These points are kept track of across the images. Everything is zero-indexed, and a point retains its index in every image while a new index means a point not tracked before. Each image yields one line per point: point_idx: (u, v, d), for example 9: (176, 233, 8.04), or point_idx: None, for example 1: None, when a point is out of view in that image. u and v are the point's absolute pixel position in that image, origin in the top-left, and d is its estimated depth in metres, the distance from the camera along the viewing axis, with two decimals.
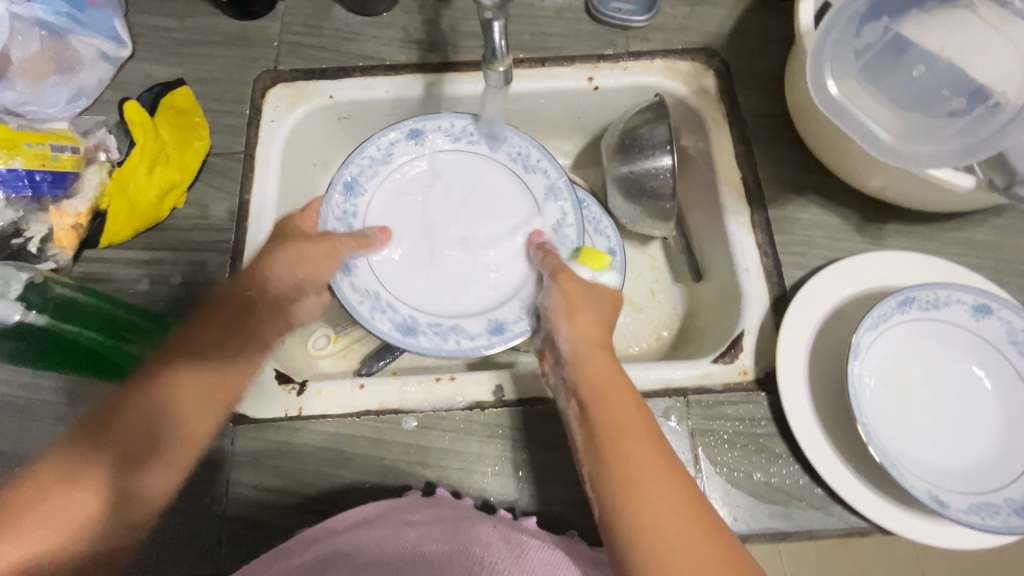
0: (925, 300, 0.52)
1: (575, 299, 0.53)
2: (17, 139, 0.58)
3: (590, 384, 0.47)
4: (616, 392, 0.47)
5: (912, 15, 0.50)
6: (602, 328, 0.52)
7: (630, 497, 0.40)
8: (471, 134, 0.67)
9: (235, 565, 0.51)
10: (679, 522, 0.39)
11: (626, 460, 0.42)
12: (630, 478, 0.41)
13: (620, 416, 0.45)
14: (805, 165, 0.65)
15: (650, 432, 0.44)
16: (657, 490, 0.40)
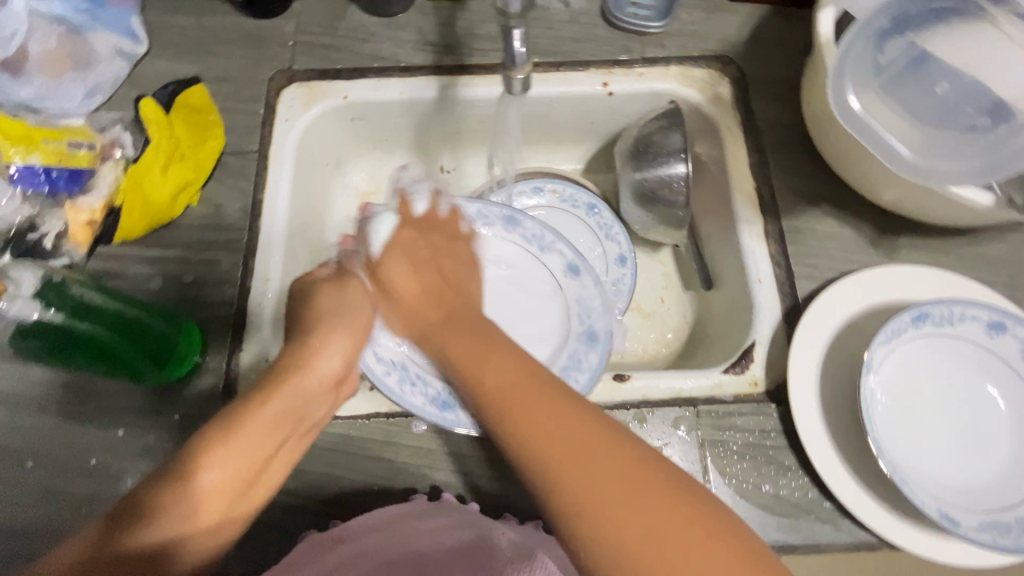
0: (939, 315, 0.52)
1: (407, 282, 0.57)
2: (35, 136, 0.60)
3: (447, 348, 0.50)
4: (476, 347, 0.48)
5: (936, 29, 0.50)
6: (414, 295, 0.56)
7: (578, 485, 0.36)
8: (486, 216, 0.67)
9: (242, 564, 0.52)
10: (602, 461, 0.37)
11: (511, 413, 0.42)
12: (525, 431, 0.40)
13: (491, 373, 0.45)
14: (819, 177, 0.64)
15: (525, 374, 0.44)
16: (554, 433, 0.39)
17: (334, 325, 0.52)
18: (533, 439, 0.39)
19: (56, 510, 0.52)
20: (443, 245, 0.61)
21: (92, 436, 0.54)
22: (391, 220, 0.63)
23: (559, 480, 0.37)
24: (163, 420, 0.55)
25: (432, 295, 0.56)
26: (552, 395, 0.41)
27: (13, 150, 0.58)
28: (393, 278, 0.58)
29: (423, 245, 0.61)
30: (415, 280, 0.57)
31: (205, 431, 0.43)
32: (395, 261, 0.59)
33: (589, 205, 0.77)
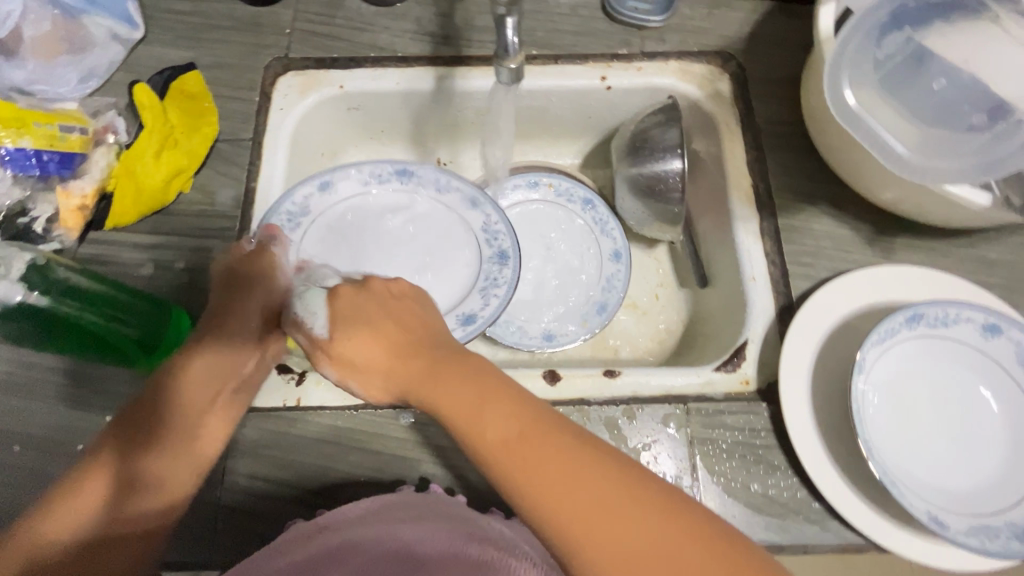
0: (933, 316, 0.51)
1: (362, 330, 0.45)
2: (26, 118, 0.58)
3: (436, 401, 0.40)
4: (471, 391, 0.39)
5: (936, 26, 0.49)
6: (375, 362, 0.45)
7: (610, 553, 0.33)
8: (380, 175, 0.68)
9: (225, 552, 0.51)
10: (632, 524, 0.34)
11: (524, 473, 0.36)
12: (544, 498, 0.35)
13: (491, 430, 0.37)
14: (817, 175, 0.64)
15: (531, 422, 0.37)
16: (575, 497, 0.34)
17: (255, 287, 0.55)
18: (554, 508, 0.34)
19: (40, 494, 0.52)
20: (397, 294, 0.48)
21: (78, 421, 0.54)
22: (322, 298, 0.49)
23: (589, 553, 0.33)
24: None
25: (402, 351, 0.44)
26: (568, 446, 0.36)
27: (4, 133, 0.57)
28: (343, 339, 0.46)
29: (377, 302, 0.47)
30: (374, 348, 0.45)
31: (148, 394, 0.47)
32: (342, 329, 0.46)
33: (585, 199, 0.77)
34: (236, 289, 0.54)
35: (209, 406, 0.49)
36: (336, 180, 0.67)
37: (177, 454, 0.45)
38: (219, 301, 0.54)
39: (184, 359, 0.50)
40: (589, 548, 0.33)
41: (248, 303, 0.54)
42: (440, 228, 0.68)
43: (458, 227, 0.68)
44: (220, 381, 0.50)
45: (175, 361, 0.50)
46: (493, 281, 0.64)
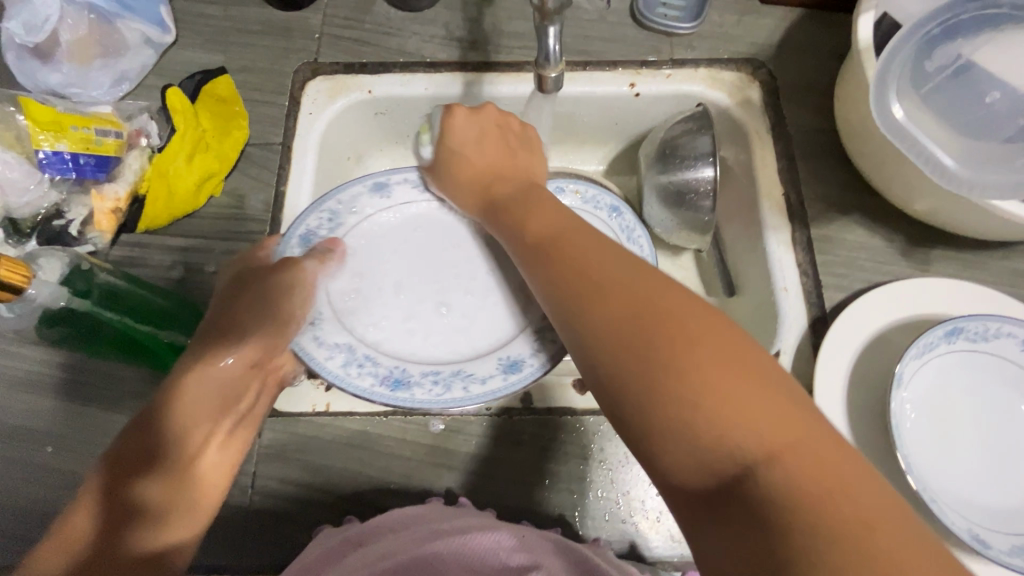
0: (973, 331, 0.50)
1: (468, 146, 0.61)
2: (64, 122, 0.59)
3: (509, 208, 0.55)
4: (533, 210, 0.53)
5: (986, 37, 0.48)
6: (474, 168, 0.61)
7: (609, 310, 0.41)
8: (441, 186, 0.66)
9: (255, 557, 0.51)
10: (630, 294, 0.41)
11: (556, 256, 0.47)
12: (563, 272, 0.45)
13: (538, 229, 0.51)
14: (849, 184, 0.63)
15: (571, 229, 0.49)
16: (589, 271, 0.44)
17: (251, 309, 0.53)
18: (568, 273, 0.45)
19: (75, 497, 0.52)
20: (500, 134, 0.61)
21: (110, 423, 0.54)
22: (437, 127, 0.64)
23: (590, 311, 0.42)
24: None
25: (491, 173, 0.60)
26: (599, 246, 0.47)
27: (42, 136, 0.59)
28: (454, 151, 0.62)
29: (485, 129, 0.61)
30: (477, 160, 0.61)
31: (142, 415, 0.48)
32: (454, 145, 0.62)
33: (612, 207, 0.75)
34: (235, 302, 0.53)
35: (203, 429, 0.49)
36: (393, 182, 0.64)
37: (169, 477, 0.47)
38: (219, 308, 0.53)
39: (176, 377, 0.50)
40: (595, 303, 0.42)
41: (243, 316, 0.53)
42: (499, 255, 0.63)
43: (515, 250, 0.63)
44: (216, 402, 0.50)
45: (168, 380, 0.49)
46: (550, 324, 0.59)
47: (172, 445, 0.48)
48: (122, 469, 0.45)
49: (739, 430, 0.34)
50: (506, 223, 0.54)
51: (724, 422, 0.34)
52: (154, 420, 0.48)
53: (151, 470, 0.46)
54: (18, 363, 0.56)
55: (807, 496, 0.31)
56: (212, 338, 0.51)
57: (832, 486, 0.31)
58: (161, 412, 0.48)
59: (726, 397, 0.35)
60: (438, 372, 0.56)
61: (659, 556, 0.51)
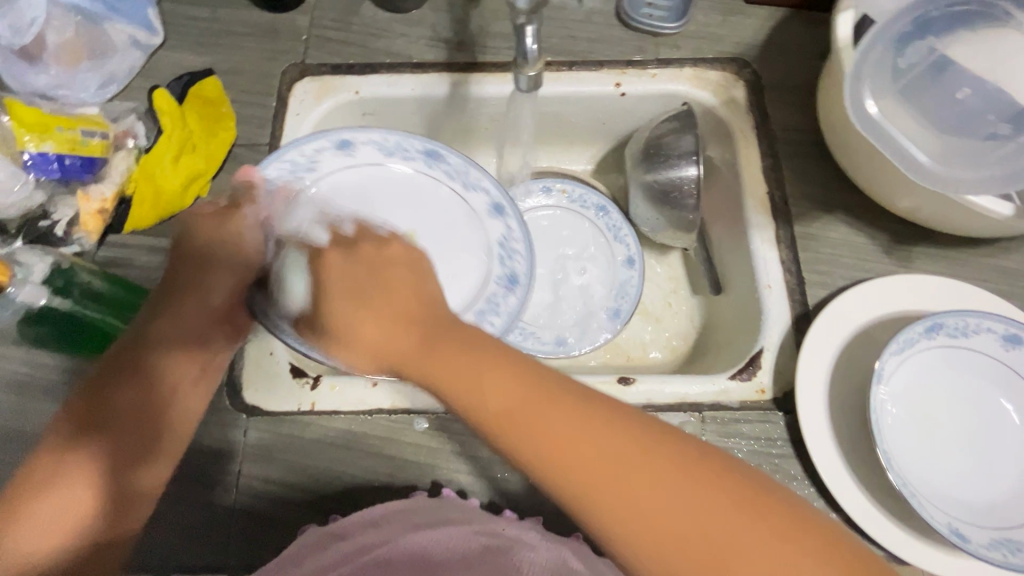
0: (953, 327, 0.51)
1: (362, 273, 0.41)
2: (49, 123, 0.60)
3: (426, 373, 0.37)
4: (466, 361, 0.36)
5: (958, 34, 0.49)
6: (374, 327, 0.39)
7: (634, 514, 0.33)
8: (405, 150, 0.64)
9: (240, 557, 0.52)
10: (648, 481, 0.34)
11: (529, 441, 0.35)
12: (549, 465, 0.34)
13: (482, 400, 0.36)
14: (833, 183, 0.63)
15: (531, 381, 0.36)
16: (583, 459, 0.34)
17: (212, 263, 0.51)
18: (559, 466, 0.34)
19: None
20: (393, 252, 0.43)
21: None
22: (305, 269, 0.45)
23: (601, 508, 0.34)
24: None
25: (404, 321, 0.39)
26: (572, 406, 0.35)
27: (28, 137, 0.59)
28: (333, 306, 0.40)
29: (356, 261, 0.42)
30: (372, 314, 0.39)
31: (98, 376, 0.46)
32: (333, 289, 0.40)
33: (599, 205, 0.77)
34: (193, 258, 0.51)
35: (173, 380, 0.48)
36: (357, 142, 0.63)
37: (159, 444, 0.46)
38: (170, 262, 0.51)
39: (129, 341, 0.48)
40: (613, 510, 0.33)
41: (200, 273, 0.51)
42: (457, 229, 0.64)
43: (468, 221, 0.65)
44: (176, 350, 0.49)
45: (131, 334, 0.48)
46: (495, 304, 0.61)
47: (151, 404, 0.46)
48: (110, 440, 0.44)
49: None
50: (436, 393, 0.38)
51: None
52: (130, 384, 0.46)
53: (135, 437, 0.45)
54: (4, 363, 0.56)
55: None
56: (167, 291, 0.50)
57: None
58: (134, 375, 0.46)
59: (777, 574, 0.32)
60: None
61: None
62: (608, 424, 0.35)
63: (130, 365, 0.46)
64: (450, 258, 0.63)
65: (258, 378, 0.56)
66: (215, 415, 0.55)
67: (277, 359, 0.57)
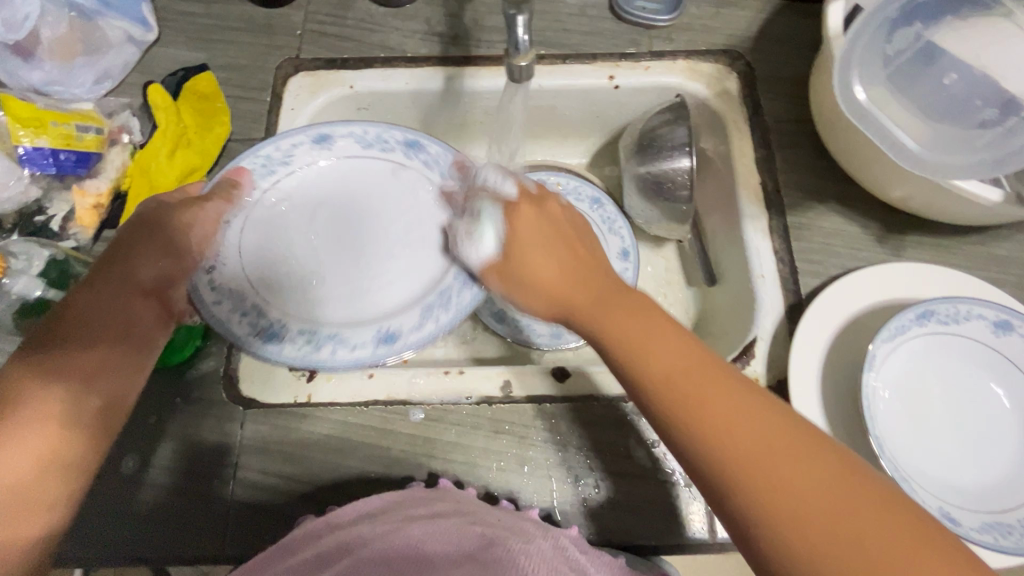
0: (944, 314, 0.51)
1: (541, 231, 0.51)
2: (42, 117, 0.60)
3: (598, 325, 0.45)
4: (635, 325, 0.43)
5: (945, 22, 0.50)
6: (551, 271, 0.48)
7: (777, 499, 0.35)
8: (385, 142, 0.61)
9: (240, 548, 0.52)
10: (795, 466, 0.35)
11: (685, 403, 0.39)
12: (702, 430, 0.37)
13: (652, 357, 0.41)
14: (826, 173, 0.64)
15: (698, 356, 0.41)
16: (741, 432, 0.37)
17: (149, 239, 0.50)
18: (712, 437, 0.37)
19: None
20: (564, 225, 0.52)
21: None
22: (500, 217, 0.53)
23: (747, 483, 0.35)
24: (164, 404, 0.55)
25: (575, 270, 0.49)
26: (731, 388, 0.39)
27: (23, 132, 0.59)
28: (521, 250, 0.50)
29: (547, 221, 0.52)
30: (552, 260, 0.49)
31: (24, 349, 0.44)
32: (524, 242, 0.50)
33: (593, 198, 0.76)
34: (132, 235, 0.50)
35: (99, 356, 0.46)
36: (336, 135, 0.60)
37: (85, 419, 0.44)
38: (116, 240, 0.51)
39: (51, 318, 0.46)
40: (759, 492, 0.35)
41: (138, 247, 0.50)
42: (427, 226, 0.59)
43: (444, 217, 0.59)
44: (101, 324, 0.46)
45: (61, 309, 0.47)
46: (445, 299, 0.54)
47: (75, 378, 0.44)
48: (39, 414, 0.42)
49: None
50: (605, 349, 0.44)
51: None
52: (56, 356, 0.44)
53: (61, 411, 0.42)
54: None
55: None
56: (104, 267, 0.49)
57: None
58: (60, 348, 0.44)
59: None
60: (315, 328, 0.53)
61: (641, 541, 0.52)
62: (761, 407, 0.38)
63: (58, 335, 0.45)
64: (418, 249, 0.59)
65: (255, 371, 0.57)
66: (213, 409, 0.55)
67: None
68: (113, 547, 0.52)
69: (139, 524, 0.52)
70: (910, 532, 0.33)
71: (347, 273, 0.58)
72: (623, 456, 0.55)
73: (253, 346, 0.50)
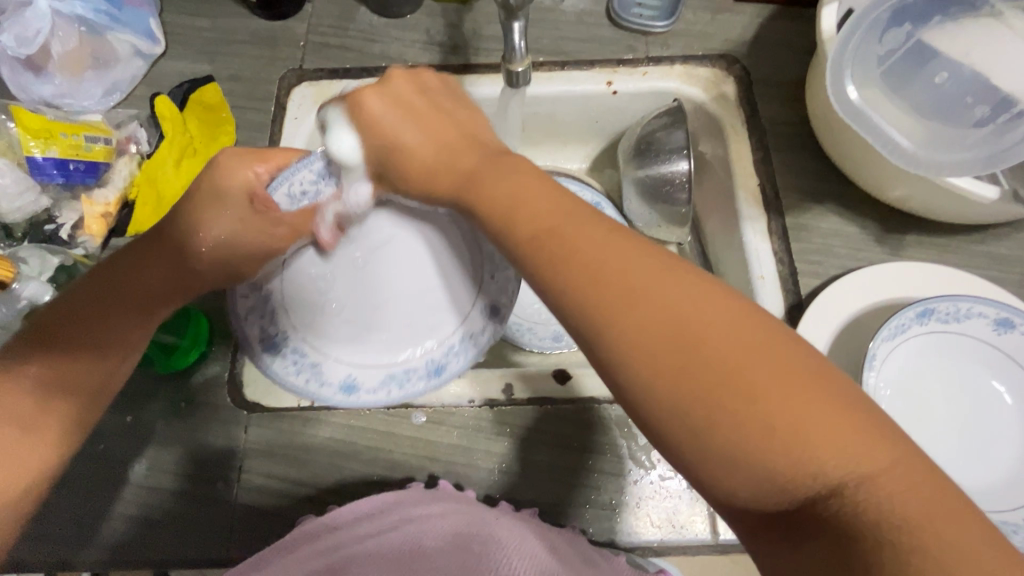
0: (945, 312, 0.51)
1: (421, 117, 0.45)
2: (54, 129, 0.62)
3: (478, 194, 0.40)
4: (508, 183, 0.39)
5: (935, 21, 0.50)
6: (436, 150, 0.43)
7: (635, 322, 0.33)
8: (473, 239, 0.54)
9: (244, 550, 0.52)
10: (659, 294, 0.33)
11: (559, 253, 0.36)
12: (580, 279, 0.34)
13: (527, 218, 0.37)
14: (825, 174, 0.64)
15: (571, 208, 0.37)
16: (617, 281, 0.34)
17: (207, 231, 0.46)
18: (578, 275, 0.34)
19: (70, 495, 0.54)
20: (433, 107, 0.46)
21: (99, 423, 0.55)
22: (349, 119, 0.46)
23: (617, 326, 0.33)
24: (170, 408, 0.56)
25: (454, 146, 0.44)
26: (601, 232, 0.36)
27: (34, 143, 0.61)
28: (397, 135, 0.44)
29: (417, 105, 0.45)
30: (427, 140, 0.44)
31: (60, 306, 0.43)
32: (404, 127, 0.44)
33: (593, 202, 0.76)
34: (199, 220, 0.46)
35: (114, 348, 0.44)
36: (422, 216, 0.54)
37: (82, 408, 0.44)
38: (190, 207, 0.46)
39: (96, 282, 0.44)
40: (617, 319, 0.33)
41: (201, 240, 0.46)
42: (438, 298, 0.54)
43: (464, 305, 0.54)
44: (133, 312, 0.44)
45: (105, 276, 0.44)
46: (405, 377, 0.51)
47: (87, 363, 0.43)
48: (47, 399, 0.42)
49: (764, 438, 0.29)
50: (478, 214, 0.40)
51: (808, 446, 0.29)
52: (78, 336, 0.43)
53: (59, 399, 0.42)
54: None
55: (905, 525, 0.28)
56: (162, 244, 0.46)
57: (907, 477, 0.29)
58: (84, 329, 0.43)
59: (765, 404, 0.30)
60: (306, 350, 0.51)
61: (637, 541, 0.53)
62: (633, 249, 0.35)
63: (89, 312, 0.43)
64: (420, 317, 0.53)
65: (258, 375, 0.57)
66: (218, 413, 0.56)
67: None
68: (123, 547, 0.52)
69: (144, 526, 0.53)
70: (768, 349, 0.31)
71: (355, 303, 0.53)
72: (622, 458, 0.55)
73: (252, 352, 0.50)
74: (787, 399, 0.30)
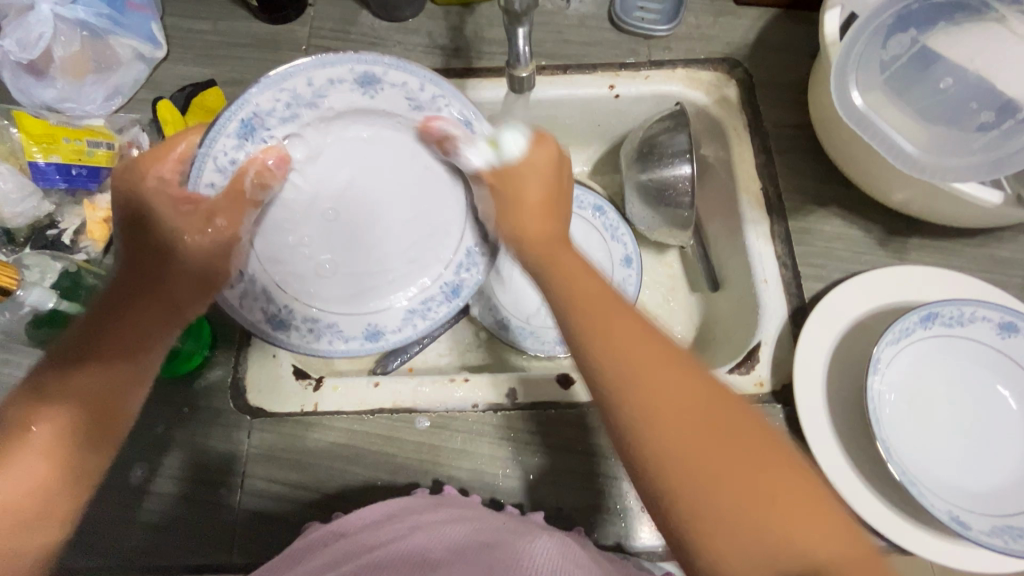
0: (949, 316, 0.51)
1: (541, 176, 0.49)
2: (56, 134, 0.61)
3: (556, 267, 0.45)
4: (574, 268, 0.45)
5: (940, 26, 0.51)
6: (536, 207, 0.48)
7: (660, 409, 0.37)
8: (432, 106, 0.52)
9: (249, 557, 0.52)
10: (684, 385, 0.38)
11: (604, 334, 0.40)
12: (618, 360, 0.39)
13: (581, 298, 0.42)
14: (828, 177, 0.64)
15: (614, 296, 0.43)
16: (653, 367, 0.38)
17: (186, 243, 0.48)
18: (619, 359, 0.39)
19: None
20: (547, 169, 0.49)
21: None
22: (525, 139, 0.51)
23: (644, 410, 0.38)
24: (173, 414, 0.56)
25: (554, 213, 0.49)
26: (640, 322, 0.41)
27: (36, 149, 0.60)
28: (512, 183, 0.49)
29: (544, 166, 0.49)
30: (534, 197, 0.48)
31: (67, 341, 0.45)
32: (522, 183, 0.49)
33: (596, 206, 0.76)
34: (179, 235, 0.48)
35: (114, 367, 0.45)
36: (385, 83, 0.50)
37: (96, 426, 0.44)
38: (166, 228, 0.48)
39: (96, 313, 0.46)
40: (646, 404, 0.37)
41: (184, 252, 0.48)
42: (437, 222, 0.59)
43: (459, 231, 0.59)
44: (126, 333, 0.45)
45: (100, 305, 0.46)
46: (426, 308, 0.59)
47: (89, 385, 0.43)
48: (52, 419, 0.42)
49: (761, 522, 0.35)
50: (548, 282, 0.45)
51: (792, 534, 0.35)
52: (80, 359, 0.44)
53: (62, 418, 0.42)
54: (17, 370, 0.57)
55: None
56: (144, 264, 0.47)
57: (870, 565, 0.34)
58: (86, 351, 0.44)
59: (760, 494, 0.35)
60: (316, 317, 0.56)
61: (642, 546, 0.52)
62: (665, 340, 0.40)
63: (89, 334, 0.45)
64: (422, 247, 0.59)
65: (261, 381, 0.57)
66: (222, 417, 0.56)
67: (279, 361, 0.58)
68: (125, 554, 0.52)
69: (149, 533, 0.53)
70: (766, 445, 0.37)
71: (357, 252, 0.58)
72: None
73: (264, 332, 0.52)
74: (775, 485, 0.35)
